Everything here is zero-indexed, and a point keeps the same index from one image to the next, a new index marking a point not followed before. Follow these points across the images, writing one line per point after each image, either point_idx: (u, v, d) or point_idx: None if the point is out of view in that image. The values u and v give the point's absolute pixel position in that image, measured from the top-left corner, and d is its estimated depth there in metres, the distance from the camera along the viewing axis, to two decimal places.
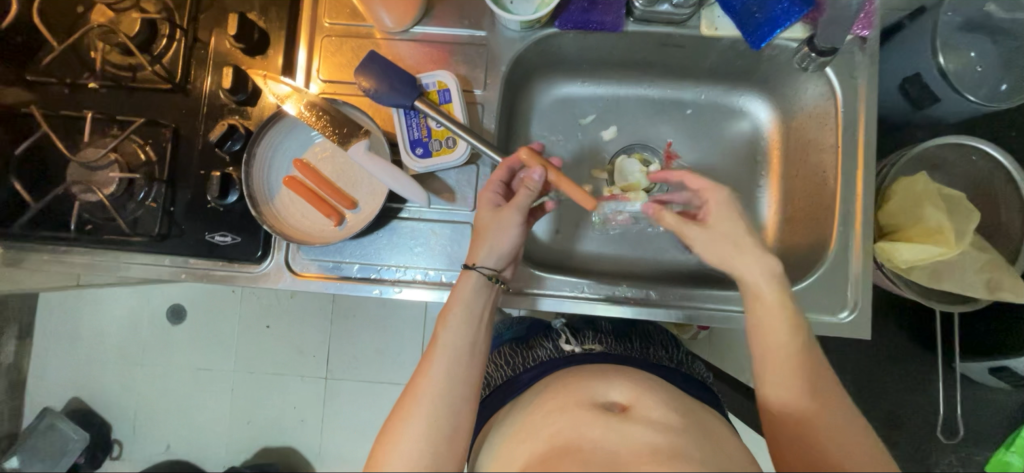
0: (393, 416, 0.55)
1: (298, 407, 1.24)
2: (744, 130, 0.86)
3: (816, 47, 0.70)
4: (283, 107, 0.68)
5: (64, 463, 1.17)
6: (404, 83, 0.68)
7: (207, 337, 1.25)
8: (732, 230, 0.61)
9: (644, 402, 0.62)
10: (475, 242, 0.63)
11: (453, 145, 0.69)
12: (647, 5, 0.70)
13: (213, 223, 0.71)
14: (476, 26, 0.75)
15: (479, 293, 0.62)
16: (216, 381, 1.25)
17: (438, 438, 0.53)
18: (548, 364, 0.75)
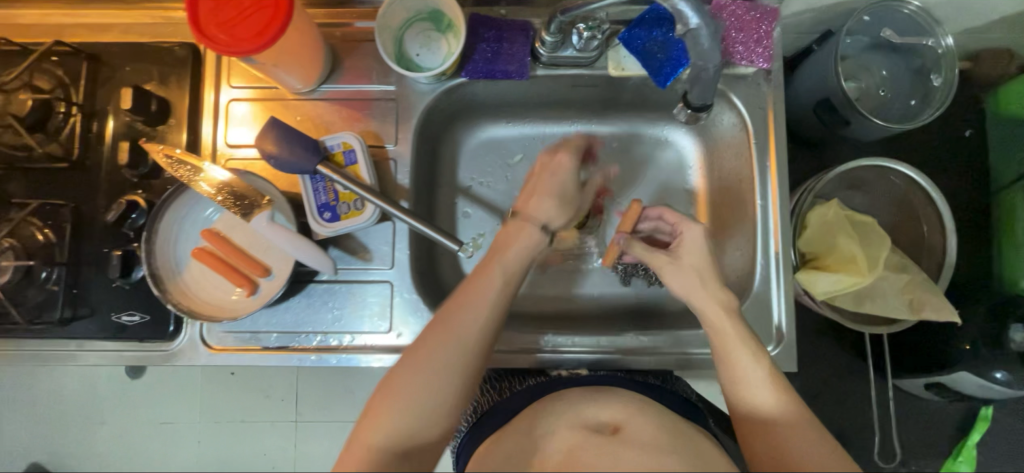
0: (412, 355, 0.55)
1: (268, 455, 1.11)
2: (671, 160, 0.86)
3: (691, 103, 0.68)
4: (215, 170, 0.66)
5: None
6: (306, 147, 0.66)
7: (155, 392, 1.07)
8: (697, 258, 0.65)
9: (636, 424, 0.60)
10: (538, 197, 0.65)
11: (362, 207, 0.67)
12: (551, 51, 0.70)
13: (121, 303, 0.69)
14: (384, 80, 0.74)
15: (533, 250, 0.63)
16: (176, 436, 1.09)
17: (455, 367, 0.54)
18: (531, 392, 0.70)
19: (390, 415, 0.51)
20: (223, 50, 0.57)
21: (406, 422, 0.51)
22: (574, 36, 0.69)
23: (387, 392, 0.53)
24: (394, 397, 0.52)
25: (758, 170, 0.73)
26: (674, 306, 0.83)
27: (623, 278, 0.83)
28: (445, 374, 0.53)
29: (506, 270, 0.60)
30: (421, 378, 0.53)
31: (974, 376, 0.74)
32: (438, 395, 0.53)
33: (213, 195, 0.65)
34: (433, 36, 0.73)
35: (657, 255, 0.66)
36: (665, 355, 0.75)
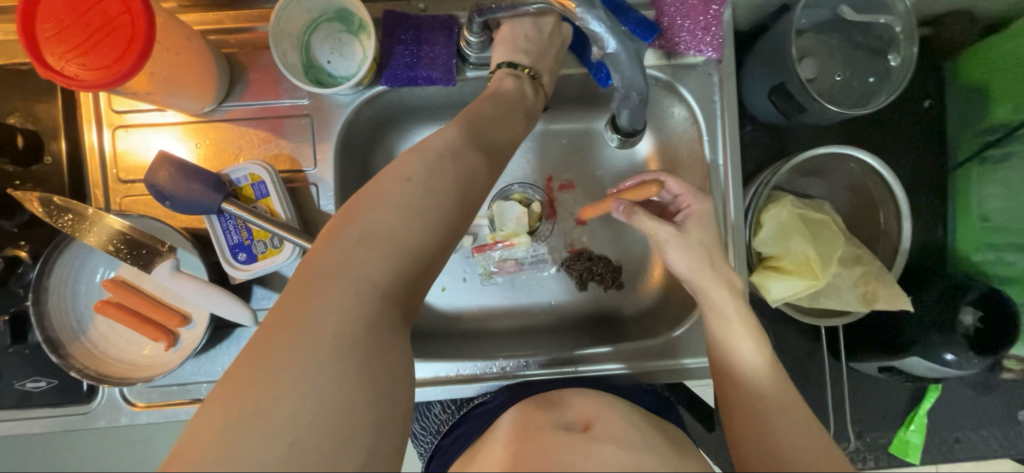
0: (336, 244, 0.42)
1: None
2: (623, 155, 0.80)
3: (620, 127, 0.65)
4: (114, 221, 0.58)
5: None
6: (206, 183, 0.58)
7: None
8: (704, 237, 0.62)
9: (604, 417, 0.57)
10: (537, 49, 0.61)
11: (280, 244, 0.60)
12: (479, 50, 0.62)
13: (20, 370, 0.61)
14: (295, 93, 0.65)
15: (526, 93, 0.59)
16: None
17: (418, 217, 0.44)
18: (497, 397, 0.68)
19: (372, 243, 0.42)
20: (74, 85, 0.48)
21: (380, 274, 0.41)
22: None
23: (359, 230, 0.42)
24: (371, 227, 0.43)
25: (710, 173, 0.68)
26: (633, 310, 0.80)
27: (580, 284, 0.79)
28: (427, 215, 0.44)
29: (524, 108, 0.56)
30: (392, 217, 0.43)
31: (924, 361, 0.73)
32: (426, 227, 0.44)
33: (96, 242, 0.57)
34: (345, 39, 0.64)
35: (662, 226, 0.62)
36: (650, 366, 0.69)
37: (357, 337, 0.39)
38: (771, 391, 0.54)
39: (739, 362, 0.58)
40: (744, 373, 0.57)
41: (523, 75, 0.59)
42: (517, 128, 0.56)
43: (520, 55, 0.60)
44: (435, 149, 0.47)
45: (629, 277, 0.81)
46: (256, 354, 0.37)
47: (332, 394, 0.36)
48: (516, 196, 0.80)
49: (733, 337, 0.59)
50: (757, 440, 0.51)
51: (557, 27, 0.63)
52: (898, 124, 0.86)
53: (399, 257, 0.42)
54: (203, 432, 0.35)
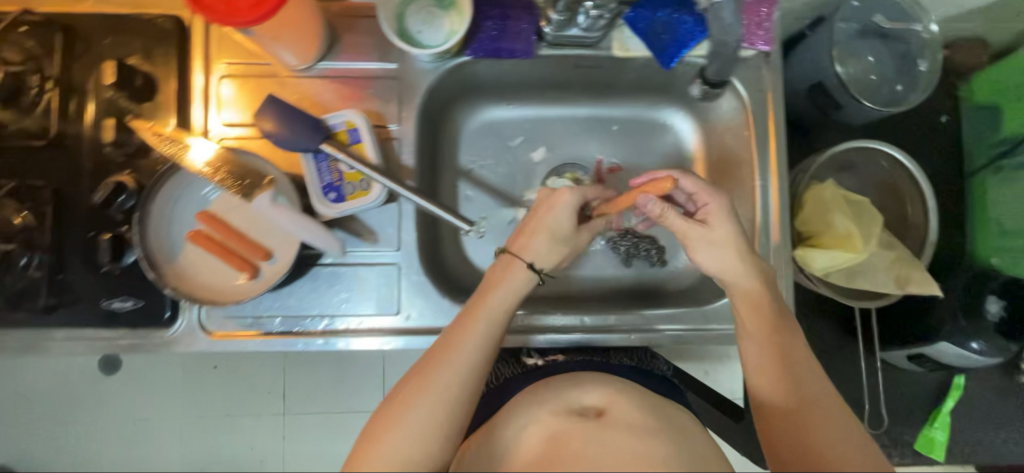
0: (427, 361, 0.56)
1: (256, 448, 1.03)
2: (669, 143, 0.87)
3: (707, 79, 0.74)
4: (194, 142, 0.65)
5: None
6: (308, 126, 0.64)
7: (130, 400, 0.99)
8: (728, 233, 0.64)
9: (620, 404, 0.60)
10: (537, 237, 0.66)
11: (369, 187, 0.66)
12: (557, 29, 0.69)
13: (109, 288, 0.65)
14: (386, 58, 0.72)
15: (560, 226, 0.67)
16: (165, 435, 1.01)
17: (481, 352, 0.57)
18: (514, 384, 0.72)
19: (450, 366, 0.55)
20: (218, 21, 0.55)
21: (411, 448, 0.50)
22: (579, 15, 0.67)
23: (442, 351, 0.57)
24: (452, 353, 0.56)
25: (759, 153, 0.74)
26: (674, 286, 0.85)
27: (625, 259, 0.85)
28: (452, 394, 0.54)
29: (561, 238, 0.67)
30: (427, 400, 0.53)
31: (954, 347, 0.77)
32: (486, 359, 0.58)
33: (207, 173, 0.65)
34: (436, 13, 0.71)
35: (689, 223, 0.65)
36: (701, 328, 0.77)
37: (423, 446, 0.51)
38: (809, 397, 0.54)
39: (798, 363, 0.57)
40: (801, 376, 0.56)
41: (554, 234, 0.67)
42: (559, 254, 0.68)
43: (550, 225, 0.67)
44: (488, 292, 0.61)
45: (672, 255, 0.86)
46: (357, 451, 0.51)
47: None
48: (567, 176, 0.87)
49: (788, 343, 0.59)
50: (808, 452, 0.51)
51: (558, 194, 0.68)
52: (919, 134, 0.94)
53: (426, 437, 0.51)
54: None
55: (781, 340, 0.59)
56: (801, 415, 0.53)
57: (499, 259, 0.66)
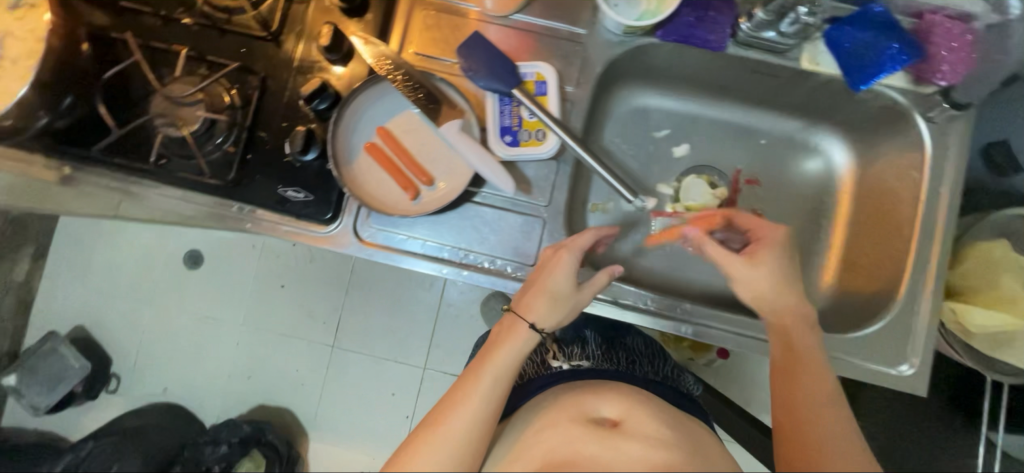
0: (453, 392, 0.60)
1: (299, 371, 1.50)
2: (815, 168, 0.87)
3: (952, 99, 0.71)
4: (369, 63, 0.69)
5: (61, 388, 1.41)
6: (505, 69, 0.67)
7: (218, 286, 1.51)
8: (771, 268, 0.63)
9: (634, 419, 0.67)
10: (540, 296, 0.63)
11: (543, 138, 0.70)
12: (753, 29, 0.70)
13: (288, 178, 0.70)
14: (575, 23, 0.74)
15: (564, 288, 0.64)
16: (215, 316, 1.51)
17: (500, 387, 0.61)
18: (540, 382, 0.79)
19: (470, 400, 0.59)
20: None
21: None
22: (785, 20, 0.67)
23: (465, 386, 0.60)
24: (476, 386, 0.60)
25: (926, 197, 0.73)
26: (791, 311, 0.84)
27: None
28: (469, 428, 0.58)
29: (566, 302, 0.64)
30: (434, 452, 0.57)
31: None
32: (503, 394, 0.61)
33: (372, 67, 0.69)
34: None
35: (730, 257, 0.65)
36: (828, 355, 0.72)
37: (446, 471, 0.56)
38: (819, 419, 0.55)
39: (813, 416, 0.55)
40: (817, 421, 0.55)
41: (554, 297, 0.64)
42: (557, 319, 0.64)
43: (550, 285, 0.64)
44: (511, 330, 0.63)
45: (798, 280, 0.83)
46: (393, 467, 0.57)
47: None
48: (703, 177, 0.88)
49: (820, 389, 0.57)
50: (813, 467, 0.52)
51: (557, 254, 0.66)
52: None
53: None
54: None
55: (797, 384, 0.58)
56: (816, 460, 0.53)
57: (504, 315, 0.66)
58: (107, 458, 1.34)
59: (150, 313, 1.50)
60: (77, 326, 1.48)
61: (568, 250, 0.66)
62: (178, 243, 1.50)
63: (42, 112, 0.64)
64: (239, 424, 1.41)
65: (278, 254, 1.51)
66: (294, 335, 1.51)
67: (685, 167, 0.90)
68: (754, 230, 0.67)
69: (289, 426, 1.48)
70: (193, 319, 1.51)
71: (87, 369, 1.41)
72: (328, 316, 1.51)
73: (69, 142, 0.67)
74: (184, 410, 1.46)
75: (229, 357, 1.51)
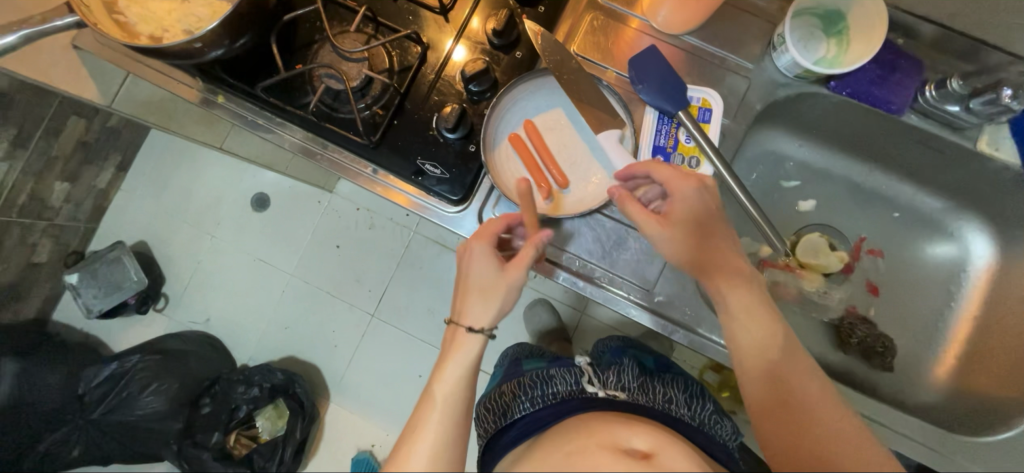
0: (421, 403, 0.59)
1: (336, 333, 1.48)
2: (945, 254, 0.83)
3: None
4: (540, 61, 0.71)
5: (117, 296, 1.40)
6: (675, 89, 0.65)
7: (278, 231, 1.50)
8: (688, 212, 0.58)
9: (668, 452, 0.56)
10: (466, 297, 0.60)
11: (696, 166, 0.68)
12: (938, 98, 0.66)
13: (428, 151, 0.70)
14: (745, 56, 0.72)
15: (485, 279, 0.60)
16: (270, 261, 1.50)
17: (461, 386, 0.58)
18: (570, 405, 0.72)
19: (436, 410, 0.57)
20: None
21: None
22: (982, 98, 0.63)
23: (430, 400, 0.58)
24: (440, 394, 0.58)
25: None
26: (896, 397, 0.79)
27: (846, 343, 0.80)
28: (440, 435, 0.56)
29: (500, 291, 0.60)
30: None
31: None
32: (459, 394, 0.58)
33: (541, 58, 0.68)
34: (817, 35, 0.69)
35: (648, 215, 0.59)
36: (944, 452, 0.67)
37: None
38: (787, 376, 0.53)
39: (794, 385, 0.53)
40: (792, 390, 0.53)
41: (483, 289, 0.60)
42: (499, 310, 0.60)
43: (475, 278, 0.61)
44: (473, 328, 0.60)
45: (904, 365, 0.81)
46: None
47: None
48: (823, 236, 0.83)
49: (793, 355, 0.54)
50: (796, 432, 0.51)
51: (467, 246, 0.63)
52: None
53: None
54: None
55: (768, 355, 0.54)
56: (797, 422, 0.51)
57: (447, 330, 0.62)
58: (147, 377, 1.33)
59: (209, 244, 1.50)
60: (140, 240, 1.50)
61: (478, 237, 0.62)
62: (252, 182, 1.51)
63: (226, 42, 0.63)
64: (273, 370, 1.38)
65: (342, 215, 1.50)
66: (338, 295, 1.49)
67: (806, 223, 0.86)
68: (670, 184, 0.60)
69: (315, 384, 1.46)
70: (246, 259, 1.50)
71: (143, 284, 1.42)
72: (374, 285, 1.48)
73: (234, 75, 0.71)
74: (221, 344, 1.45)
75: (273, 304, 1.49)
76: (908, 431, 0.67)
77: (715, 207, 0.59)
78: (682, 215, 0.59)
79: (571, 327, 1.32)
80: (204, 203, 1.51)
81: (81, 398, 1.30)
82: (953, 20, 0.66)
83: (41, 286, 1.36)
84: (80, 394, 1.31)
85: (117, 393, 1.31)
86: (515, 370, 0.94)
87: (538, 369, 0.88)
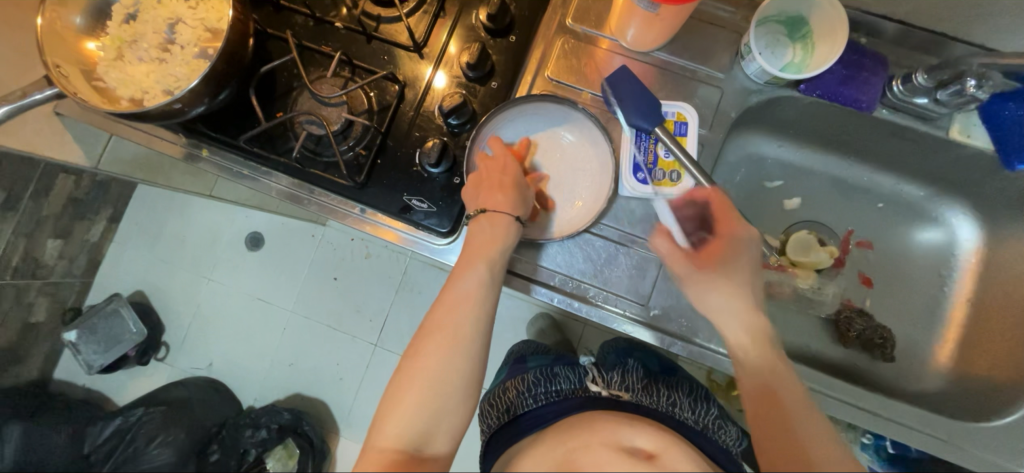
0: (449, 287, 0.63)
1: (340, 366, 1.47)
2: (933, 239, 0.84)
3: None
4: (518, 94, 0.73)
5: (118, 349, 1.39)
6: (651, 106, 0.67)
7: (274, 269, 1.50)
8: (731, 275, 0.60)
9: (672, 456, 0.55)
10: (505, 191, 0.66)
11: (677, 179, 0.70)
12: (906, 93, 0.68)
13: (413, 187, 0.71)
14: (715, 66, 0.74)
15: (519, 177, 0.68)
16: (268, 300, 1.50)
17: (489, 276, 0.64)
18: (572, 403, 0.72)
19: (463, 302, 0.62)
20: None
21: (436, 383, 0.58)
22: (947, 89, 0.65)
23: (460, 292, 0.62)
24: (467, 286, 0.62)
25: None
26: (899, 386, 0.79)
27: (846, 338, 0.80)
28: (469, 323, 0.61)
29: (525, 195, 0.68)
30: (444, 350, 0.59)
31: None
32: (485, 287, 0.63)
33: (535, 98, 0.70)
34: (782, 41, 0.71)
35: (679, 252, 0.62)
36: (951, 440, 0.67)
37: (455, 358, 0.59)
38: (780, 387, 0.55)
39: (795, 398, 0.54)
40: (789, 421, 0.53)
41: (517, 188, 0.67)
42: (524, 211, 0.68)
43: (510, 179, 0.67)
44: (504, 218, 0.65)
45: (903, 353, 0.81)
46: (404, 369, 0.59)
47: (426, 410, 0.57)
48: (811, 233, 0.85)
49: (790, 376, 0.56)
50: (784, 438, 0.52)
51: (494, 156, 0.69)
52: None
53: (448, 375, 0.58)
54: (385, 403, 0.58)
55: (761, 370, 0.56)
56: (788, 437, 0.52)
57: (480, 220, 0.65)
58: (154, 428, 1.32)
59: (207, 288, 1.50)
60: (137, 291, 1.49)
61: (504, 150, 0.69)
62: (245, 223, 1.51)
63: (206, 99, 0.64)
64: (279, 411, 1.37)
65: (337, 247, 1.50)
66: (338, 328, 1.48)
67: (795, 220, 0.87)
68: (721, 222, 0.62)
69: (322, 421, 1.45)
70: (245, 300, 1.50)
71: (142, 335, 1.41)
72: (375, 314, 1.48)
73: (216, 128, 0.72)
74: (226, 388, 1.44)
75: (274, 343, 1.48)
76: (912, 422, 0.68)
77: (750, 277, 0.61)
78: (722, 268, 0.60)
79: (574, 340, 1.32)
80: (199, 248, 1.51)
81: (87, 456, 1.30)
82: (912, 17, 0.68)
83: (40, 346, 1.35)
84: (86, 452, 1.30)
85: (127, 446, 1.32)
86: (519, 368, 0.94)
87: (541, 366, 0.88)
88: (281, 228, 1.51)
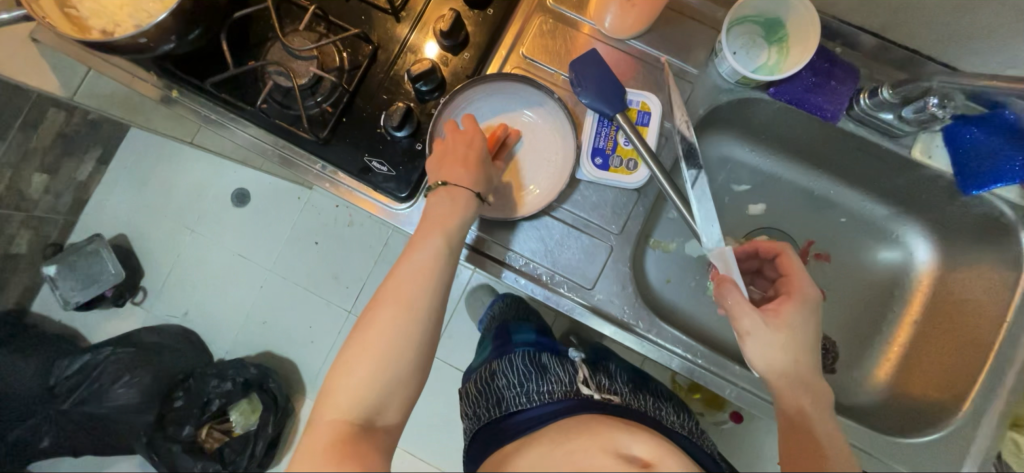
0: (405, 258, 0.63)
1: (311, 328, 1.48)
2: (893, 259, 0.84)
3: None
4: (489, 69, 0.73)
5: (94, 288, 1.41)
6: (615, 94, 0.68)
7: (254, 226, 1.51)
8: (795, 328, 0.58)
9: (668, 463, 0.55)
10: (466, 166, 0.65)
11: (634, 168, 0.71)
12: (872, 107, 0.68)
13: (375, 149, 0.71)
14: (689, 61, 0.73)
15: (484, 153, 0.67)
16: (246, 256, 1.51)
17: (445, 249, 0.63)
18: (562, 403, 0.72)
19: (419, 275, 0.61)
20: None
21: (389, 354, 0.58)
22: (911, 106, 0.65)
23: (417, 265, 0.62)
24: (422, 259, 0.62)
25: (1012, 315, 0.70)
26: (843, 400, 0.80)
27: None
28: (425, 296, 0.61)
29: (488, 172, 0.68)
30: (397, 323, 0.59)
31: None
32: (442, 260, 0.63)
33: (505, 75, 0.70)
34: (758, 42, 0.71)
35: (748, 303, 0.58)
36: (875, 453, 0.69)
37: (408, 331, 0.59)
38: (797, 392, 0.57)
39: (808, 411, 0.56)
40: (810, 427, 0.55)
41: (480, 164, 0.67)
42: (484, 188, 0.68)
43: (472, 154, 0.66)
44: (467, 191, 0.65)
45: (847, 369, 0.82)
46: (357, 341, 0.59)
47: (377, 382, 0.57)
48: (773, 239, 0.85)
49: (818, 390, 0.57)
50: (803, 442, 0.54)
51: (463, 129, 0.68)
52: None
53: (400, 347, 0.58)
54: (336, 374, 0.58)
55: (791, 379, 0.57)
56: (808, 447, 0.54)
57: (438, 192, 0.65)
58: (120, 369, 1.34)
59: (187, 238, 1.51)
60: (117, 234, 1.49)
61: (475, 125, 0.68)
62: (229, 178, 1.51)
63: (174, 37, 0.65)
64: (246, 365, 1.38)
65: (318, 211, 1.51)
66: (313, 291, 1.49)
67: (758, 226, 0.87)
68: (788, 278, 0.62)
69: (288, 379, 1.47)
70: (223, 253, 1.51)
71: (121, 277, 1.42)
72: (350, 281, 1.49)
73: (187, 70, 0.72)
74: (196, 337, 1.45)
75: (248, 299, 1.50)
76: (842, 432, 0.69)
77: (808, 336, 0.59)
78: (791, 324, 0.58)
79: None
80: (181, 197, 1.51)
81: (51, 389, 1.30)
82: (887, 31, 0.68)
83: (18, 277, 1.36)
84: (52, 384, 1.31)
85: (89, 384, 1.32)
86: (505, 349, 0.95)
87: (530, 355, 0.88)
88: (264, 186, 1.51)
